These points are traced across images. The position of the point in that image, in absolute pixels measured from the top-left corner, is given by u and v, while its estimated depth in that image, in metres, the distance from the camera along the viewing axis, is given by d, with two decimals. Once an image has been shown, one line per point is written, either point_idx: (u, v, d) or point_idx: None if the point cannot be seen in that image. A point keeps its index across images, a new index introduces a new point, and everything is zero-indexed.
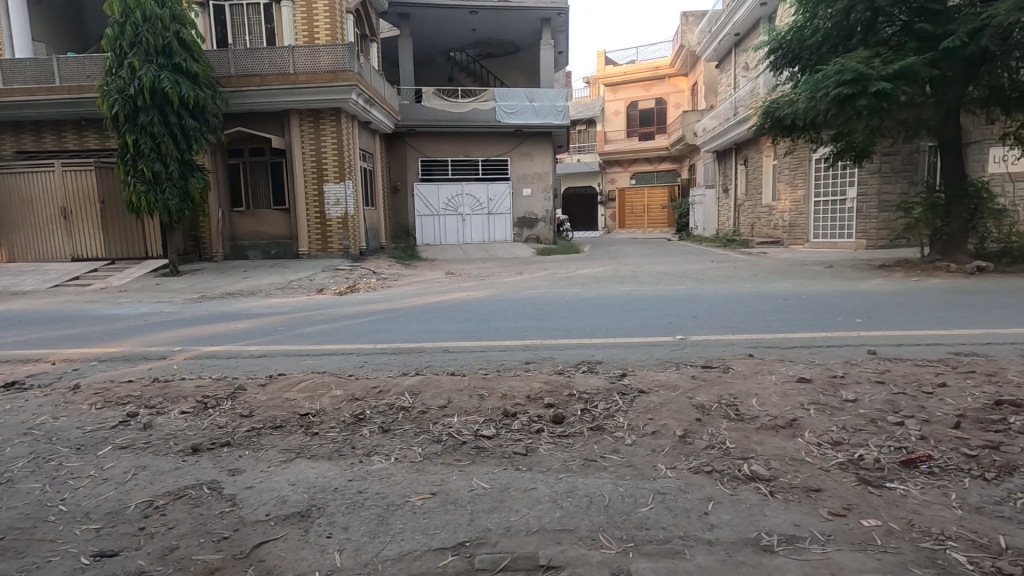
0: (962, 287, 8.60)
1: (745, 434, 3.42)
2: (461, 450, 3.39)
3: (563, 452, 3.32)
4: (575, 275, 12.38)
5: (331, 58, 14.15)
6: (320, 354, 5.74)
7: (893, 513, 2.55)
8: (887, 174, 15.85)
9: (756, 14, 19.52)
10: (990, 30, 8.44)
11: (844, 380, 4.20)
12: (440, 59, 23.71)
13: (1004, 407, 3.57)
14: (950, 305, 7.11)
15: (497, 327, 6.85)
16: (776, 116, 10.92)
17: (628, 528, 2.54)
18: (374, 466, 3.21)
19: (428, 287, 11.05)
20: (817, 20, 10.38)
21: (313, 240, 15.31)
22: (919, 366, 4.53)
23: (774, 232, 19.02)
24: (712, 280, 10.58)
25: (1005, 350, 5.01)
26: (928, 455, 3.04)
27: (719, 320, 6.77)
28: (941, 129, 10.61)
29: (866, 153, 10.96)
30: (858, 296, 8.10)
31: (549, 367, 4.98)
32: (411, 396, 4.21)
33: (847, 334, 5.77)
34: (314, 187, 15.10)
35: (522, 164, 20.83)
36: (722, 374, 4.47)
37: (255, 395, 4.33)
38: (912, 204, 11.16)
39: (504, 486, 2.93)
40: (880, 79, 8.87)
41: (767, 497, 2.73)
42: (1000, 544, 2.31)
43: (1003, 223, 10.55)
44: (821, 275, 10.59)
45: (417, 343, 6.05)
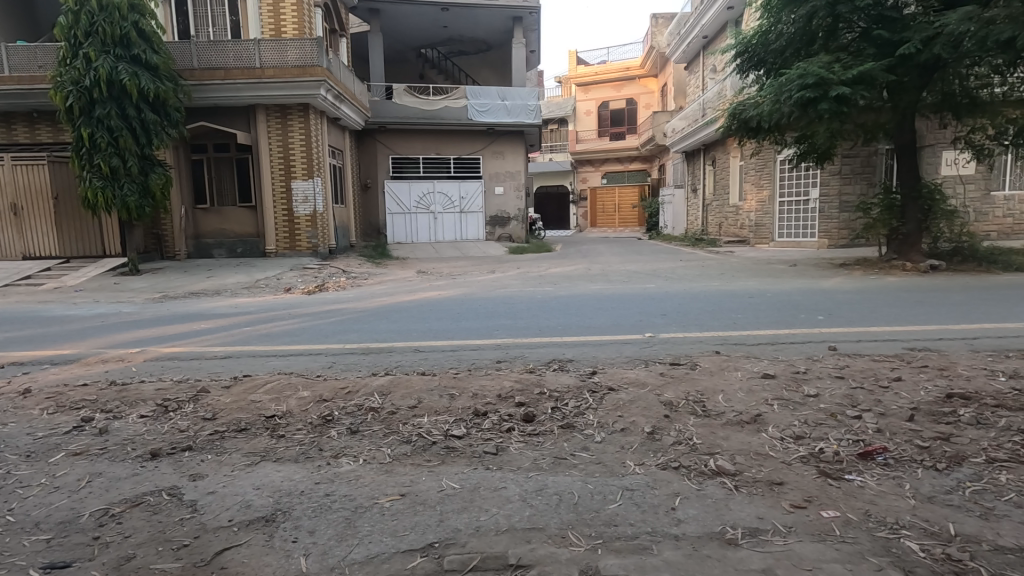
0: (917, 285, 8.92)
1: (711, 429, 3.49)
2: (431, 450, 3.37)
3: (533, 451, 3.33)
4: (546, 274, 12.45)
5: (299, 53, 13.85)
6: (287, 355, 5.63)
7: (851, 505, 2.64)
8: (847, 176, 16.33)
9: (723, 18, 19.91)
10: (942, 39, 8.74)
11: (806, 376, 4.33)
12: (411, 56, 23.52)
13: (954, 400, 3.73)
14: (905, 302, 7.41)
15: (469, 326, 6.82)
16: (742, 118, 11.16)
17: (597, 525, 2.56)
18: (342, 468, 3.16)
19: (400, 286, 10.92)
20: (781, 25, 10.70)
21: (280, 238, 14.99)
22: (876, 361, 4.69)
23: (740, 231, 19.49)
24: (681, 279, 10.76)
25: (957, 345, 5.23)
26: (884, 447, 3.16)
27: (688, 317, 6.90)
28: (898, 132, 11.01)
29: (827, 155, 11.34)
30: (821, 294, 8.34)
31: (520, 366, 4.98)
32: (381, 396, 4.17)
33: (809, 331, 5.95)
34: (281, 185, 14.76)
35: (494, 163, 20.81)
36: (690, 371, 4.55)
37: (218, 398, 4.21)
38: (870, 205, 11.58)
39: (473, 486, 2.92)
40: (841, 84, 9.12)
41: (732, 491, 2.79)
42: (950, 531, 2.41)
43: (954, 224, 11.02)
44: (785, 274, 10.88)
45: (387, 343, 6.00)
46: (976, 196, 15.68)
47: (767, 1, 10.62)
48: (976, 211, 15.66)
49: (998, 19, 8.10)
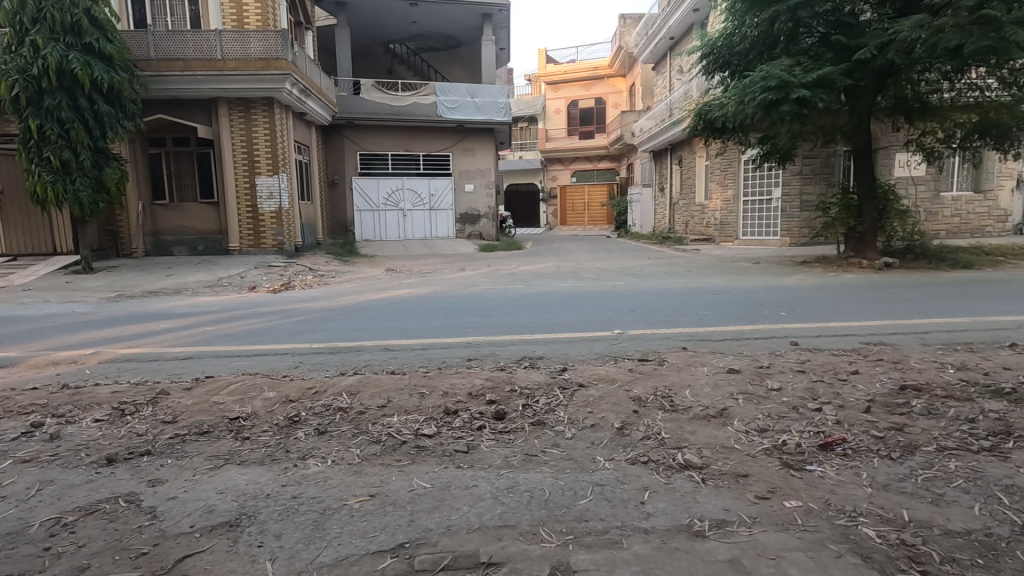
0: (873, 282, 9.28)
1: (678, 424, 3.55)
2: (401, 449, 3.33)
3: (504, 449, 3.33)
4: (517, 271, 12.46)
5: (263, 45, 13.47)
6: (251, 355, 5.48)
7: (812, 494, 2.72)
8: (807, 176, 16.85)
9: (689, 20, 20.26)
10: (896, 45, 9.08)
11: (770, 370, 4.45)
12: (379, 51, 23.22)
13: (907, 392, 3.90)
14: (862, 299, 7.69)
15: (439, 324, 6.77)
16: (708, 119, 11.41)
17: (568, 521, 2.58)
18: (310, 469, 3.10)
19: (368, 284, 10.75)
20: (746, 28, 10.97)
21: (244, 235, 14.60)
22: (835, 355, 4.87)
23: (706, 229, 19.91)
24: (650, 276, 10.91)
25: (909, 339, 5.47)
26: (842, 438, 3.27)
27: (656, 314, 7.02)
28: (855, 134, 11.39)
29: (788, 156, 11.68)
30: (783, 291, 8.59)
31: (491, 363, 4.98)
32: (349, 396, 4.10)
33: (773, 327, 6.10)
34: (244, 180, 14.36)
35: (464, 161, 20.72)
36: (658, 366, 4.63)
37: (178, 400, 4.07)
38: (829, 205, 11.98)
39: (444, 485, 2.90)
40: (801, 87, 9.39)
41: (699, 484, 2.85)
42: (904, 517, 2.51)
43: (906, 223, 11.51)
44: (748, 271, 11.15)
45: (356, 342, 5.91)
46: (927, 197, 16.41)
47: (732, 4, 10.86)
48: (927, 211, 16.38)
49: (947, 26, 8.46)
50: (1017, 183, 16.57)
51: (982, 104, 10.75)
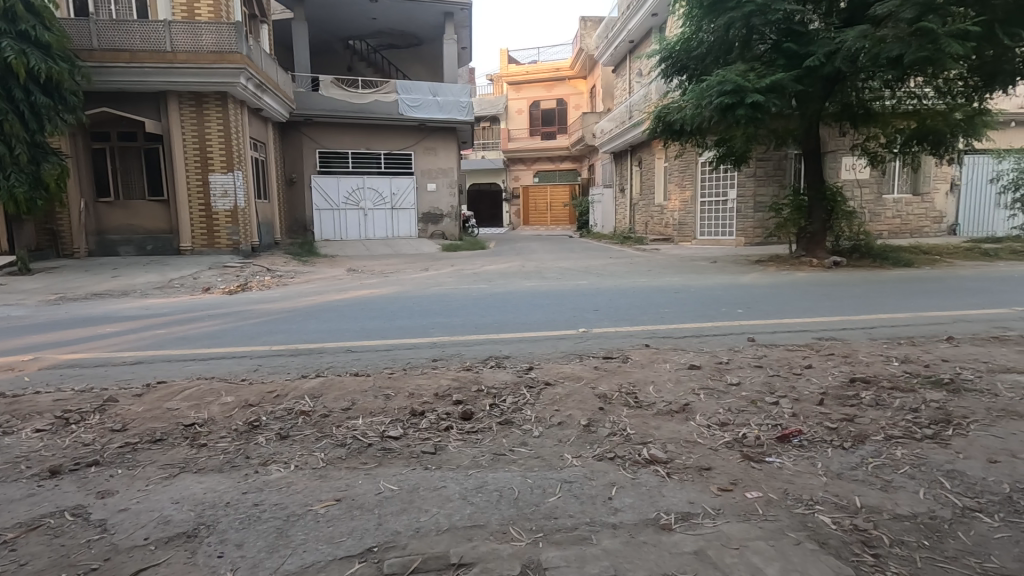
0: (824, 280, 9.71)
1: (643, 420, 3.62)
2: (367, 452, 3.27)
3: (472, 448, 3.31)
4: (482, 271, 12.44)
5: (215, 38, 13.00)
6: (208, 359, 5.28)
7: (772, 485, 2.82)
8: (761, 177, 17.43)
9: (648, 24, 20.68)
10: (842, 54, 9.51)
11: (729, 366, 4.59)
12: (338, 47, 22.79)
13: (857, 384, 4.09)
14: (814, 296, 8.02)
15: (404, 325, 6.69)
16: (666, 121, 11.67)
17: (538, 518, 2.59)
18: (272, 475, 3.01)
19: (329, 284, 10.53)
20: (702, 33, 11.27)
21: (197, 234, 14.04)
22: (790, 350, 5.06)
23: (665, 229, 20.37)
24: (612, 275, 11.07)
25: (857, 334, 5.74)
26: (799, 429, 3.40)
27: (619, 312, 7.14)
28: (805, 138, 11.84)
29: (744, 159, 12.05)
30: (739, 289, 8.87)
31: (457, 363, 4.95)
32: (312, 399, 4.00)
33: (731, 324, 6.31)
34: (197, 178, 13.83)
35: (426, 160, 20.55)
36: (622, 364, 4.70)
37: (129, 407, 3.89)
38: (781, 206, 12.44)
39: (412, 486, 2.87)
40: (755, 91, 9.68)
41: (665, 478, 2.91)
42: (857, 504, 2.63)
43: (852, 224, 12.06)
44: (706, 270, 11.46)
45: (318, 344, 5.77)
46: (870, 198, 17.25)
47: (689, 9, 11.14)
48: (871, 212, 17.23)
49: (888, 37, 8.84)
50: (951, 186, 17.63)
51: (920, 111, 11.36)
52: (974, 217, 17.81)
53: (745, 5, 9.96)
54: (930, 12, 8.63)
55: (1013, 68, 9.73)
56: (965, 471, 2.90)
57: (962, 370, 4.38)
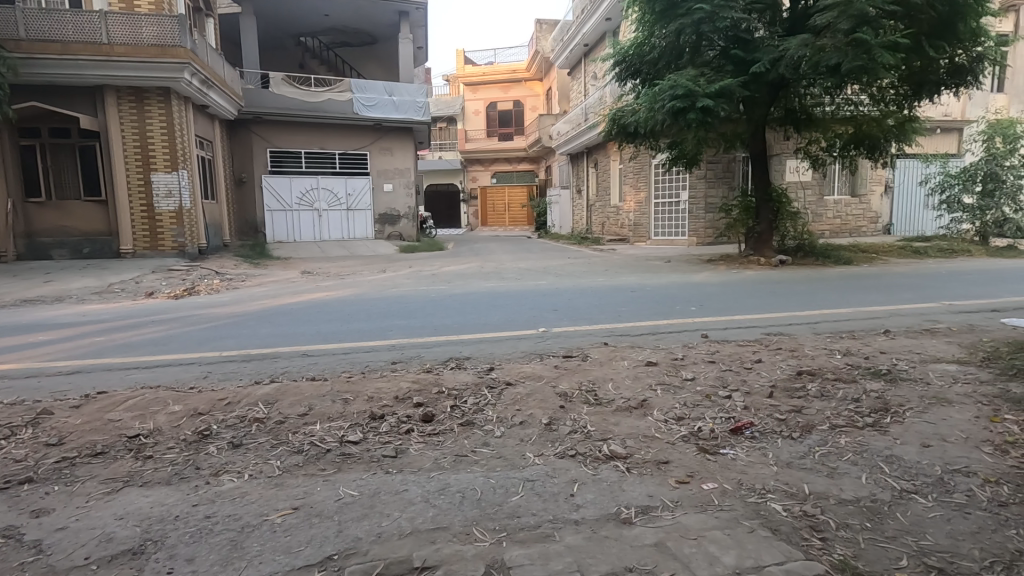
0: (770, 278, 10.14)
1: (603, 416, 3.68)
2: (325, 458, 3.20)
3: (434, 450, 3.29)
4: (440, 272, 12.34)
5: (156, 30, 12.43)
6: (153, 367, 5.04)
7: (727, 476, 2.92)
8: (711, 180, 17.95)
9: (602, 28, 21.03)
10: (784, 62, 9.94)
11: (684, 362, 4.72)
12: (289, 43, 22.20)
13: (803, 376, 4.29)
14: (763, 293, 8.35)
15: (362, 327, 6.57)
16: (620, 123, 11.90)
17: (501, 518, 2.59)
18: (225, 486, 2.89)
19: (282, 288, 10.24)
20: (655, 39, 11.54)
21: (138, 237, 13.36)
22: (741, 346, 5.24)
23: (621, 230, 20.76)
24: (571, 275, 11.21)
25: (804, 329, 6.02)
26: (750, 422, 3.53)
27: (577, 311, 7.25)
28: (752, 142, 12.28)
29: (695, 161, 12.40)
30: (693, 287, 9.11)
31: (417, 365, 4.90)
32: (266, 406, 3.87)
33: (685, 321, 6.49)
34: (138, 177, 13.17)
35: (382, 160, 20.26)
36: (582, 362, 4.77)
37: (65, 420, 3.66)
38: (731, 207, 12.87)
39: (374, 491, 2.82)
40: (704, 96, 10.01)
41: (624, 473, 2.97)
42: (805, 491, 2.75)
43: (797, 224, 12.62)
44: (661, 270, 11.72)
45: (272, 349, 5.60)
46: (812, 200, 18.06)
47: (642, 14, 11.40)
48: (813, 212, 18.06)
49: (828, 46, 9.27)
50: (885, 189, 18.71)
51: (856, 117, 11.96)
52: (905, 217, 18.94)
53: (695, 12, 10.23)
54: (863, 24, 9.10)
55: (938, 79, 10.70)
56: (901, 456, 3.08)
57: (897, 361, 4.65)
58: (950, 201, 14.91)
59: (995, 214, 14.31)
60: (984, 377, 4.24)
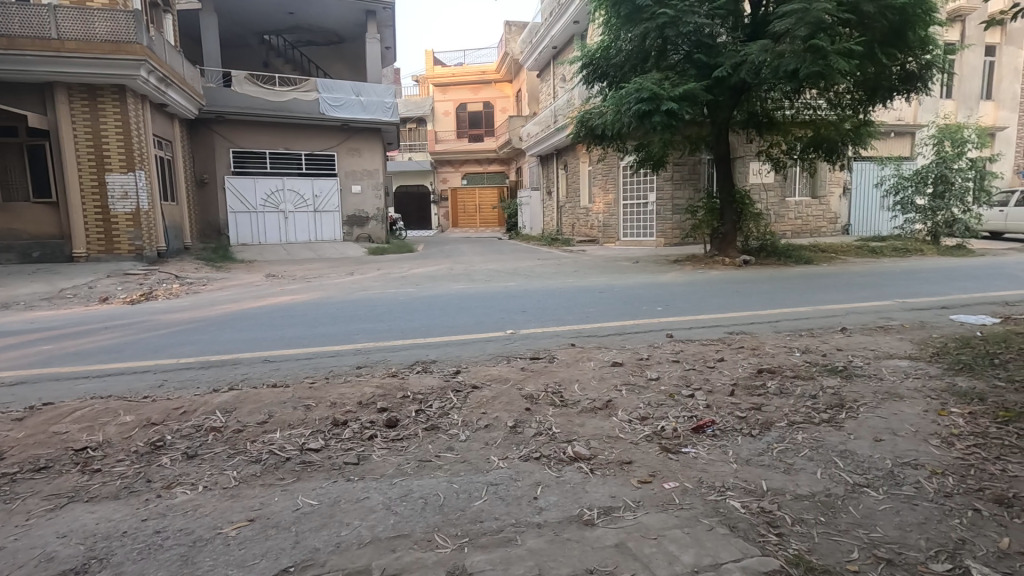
0: (733, 277, 10.39)
1: (569, 418, 3.69)
2: (284, 467, 3.12)
3: (397, 456, 3.24)
4: (409, 274, 12.24)
5: (110, 25, 11.99)
6: (104, 376, 4.84)
7: (687, 474, 2.96)
8: (677, 181, 18.22)
9: (570, 31, 21.21)
10: (746, 67, 10.20)
11: (650, 362, 4.78)
12: (253, 41, 21.69)
13: (764, 374, 4.39)
14: (727, 293, 8.52)
15: (328, 332, 6.45)
16: (588, 126, 12.01)
17: (463, 523, 2.57)
18: (177, 499, 2.79)
19: (245, 291, 10.00)
20: (621, 42, 11.67)
21: (92, 240, 12.84)
22: (705, 345, 5.33)
23: (591, 231, 20.95)
24: (540, 277, 11.23)
25: (765, 327, 6.16)
26: (712, 420, 3.58)
27: (545, 312, 7.28)
28: (716, 145, 12.53)
29: (661, 163, 12.56)
30: (660, 287, 9.26)
31: (382, 370, 4.83)
32: (223, 414, 3.75)
33: (652, 321, 6.58)
34: (91, 178, 12.66)
35: (350, 161, 19.98)
36: (549, 364, 4.78)
37: (6, 434, 3.48)
38: (696, 208, 13.11)
39: (333, 500, 2.76)
40: (669, 99, 10.17)
41: (588, 475, 2.98)
42: (763, 487, 2.81)
43: (760, 225, 12.95)
44: (629, 270, 11.86)
45: (232, 355, 5.45)
46: (775, 201, 18.54)
47: (608, 18, 11.54)
48: (775, 214, 18.55)
49: (787, 52, 9.51)
50: (843, 190, 19.35)
51: (816, 121, 12.25)
52: (862, 218, 19.63)
53: (659, 16, 10.40)
54: (820, 31, 9.34)
55: (891, 84, 11.12)
56: (855, 451, 3.17)
57: (853, 358, 4.80)
58: (903, 202, 15.48)
59: (946, 215, 14.94)
60: (933, 372, 4.42)
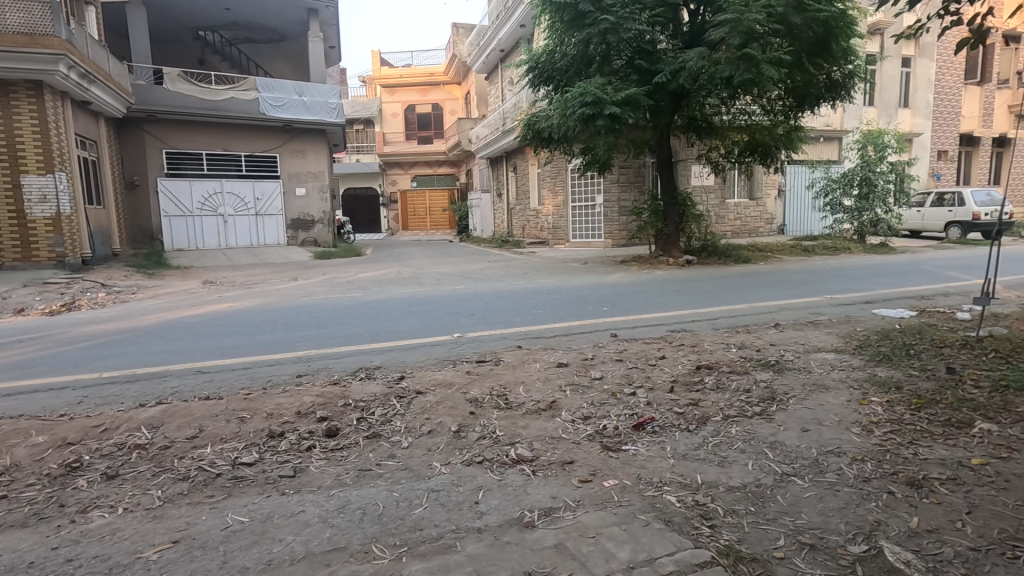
0: (675, 277, 10.70)
1: (512, 420, 3.70)
2: (214, 483, 2.97)
3: (335, 466, 3.15)
4: (356, 278, 11.97)
5: (24, 17, 11.18)
6: (15, 395, 4.47)
7: (627, 471, 3.02)
8: (624, 183, 18.63)
9: (517, 34, 21.36)
10: (684, 73, 10.52)
11: (594, 361, 4.84)
12: (187, 37, 20.77)
13: (701, 370, 4.54)
14: (669, 292, 8.76)
15: (269, 340, 6.22)
16: (535, 128, 12.09)
17: (402, 532, 2.52)
18: (93, 523, 2.61)
19: (180, 299, 9.52)
20: (565, 47, 11.85)
21: (6, 247, 11.90)
22: (648, 343, 5.46)
23: (541, 232, 21.16)
24: (489, 279, 11.23)
25: (704, 325, 6.39)
26: (652, 417, 3.67)
27: (493, 315, 7.28)
28: (658, 148, 12.90)
29: (607, 166, 12.82)
30: (606, 288, 9.44)
31: (323, 378, 4.68)
32: (149, 430, 3.54)
33: (598, 321, 6.68)
34: (3, 180, 11.74)
35: (294, 163, 19.39)
36: (495, 366, 4.77)
37: None
38: (641, 210, 13.42)
39: (266, 515, 2.65)
40: (612, 104, 10.41)
41: (530, 476, 2.99)
42: (697, 481, 2.89)
43: (701, 226, 13.44)
44: (578, 271, 12.02)
45: (161, 367, 5.16)
46: (715, 203, 19.28)
47: (553, 22, 11.71)
48: (716, 215, 19.29)
49: (723, 60, 9.90)
50: (778, 192, 20.32)
51: (751, 126, 12.82)
52: (796, 219, 20.67)
53: (601, 22, 10.67)
54: (752, 41, 9.75)
55: (818, 92, 11.78)
56: (784, 441, 3.32)
57: (785, 352, 5.04)
58: (833, 204, 16.37)
59: (870, 215, 15.90)
60: (856, 363, 4.68)
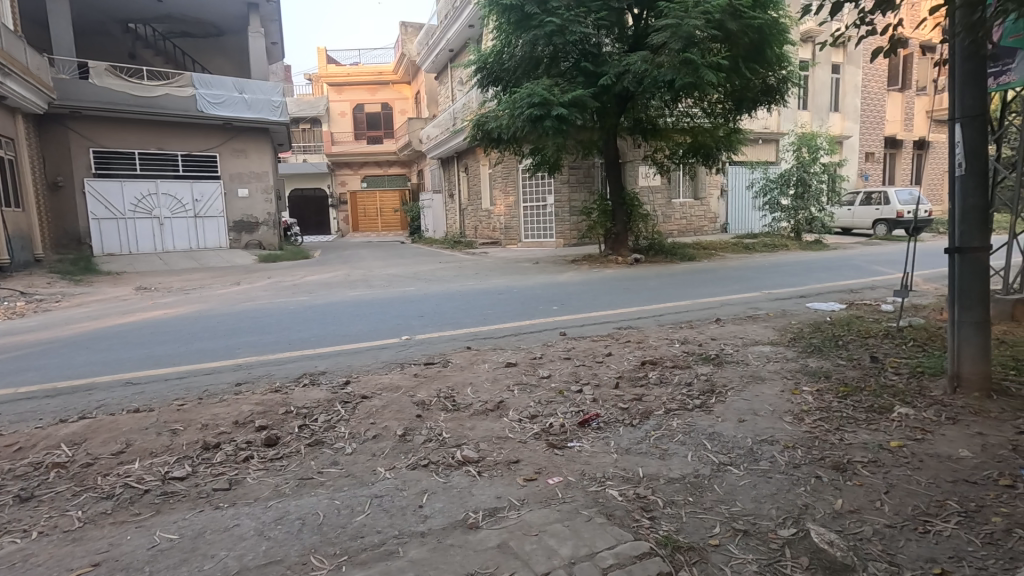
0: (623, 275, 10.89)
1: (459, 421, 3.68)
2: (142, 500, 2.82)
3: (274, 476, 3.05)
4: (303, 282, 11.64)
5: None
6: None
7: (571, 468, 3.05)
8: (574, 184, 18.90)
9: (465, 35, 21.28)
10: (629, 76, 10.71)
11: (542, 360, 4.88)
12: (115, 30, 19.64)
13: (646, 366, 4.64)
14: (617, 290, 8.92)
15: (207, 347, 5.94)
16: (484, 129, 12.03)
17: (343, 541, 2.46)
18: (2, 551, 2.42)
19: (111, 307, 8.98)
20: (513, 48, 11.85)
21: None
22: (595, 341, 5.54)
23: (493, 233, 21.17)
24: (440, 280, 11.14)
25: (649, 321, 6.55)
26: (597, 413, 3.73)
27: (443, 316, 7.21)
28: (605, 149, 13.12)
29: (557, 167, 13.01)
30: (556, 287, 9.53)
31: (264, 386, 4.51)
32: (69, 448, 3.32)
33: (546, 321, 6.73)
34: None
35: (235, 163, 18.65)
36: (443, 368, 4.73)
37: None
38: (590, 210, 13.60)
39: (197, 532, 2.53)
40: (559, 105, 10.54)
41: (475, 477, 2.98)
42: (639, 474, 2.96)
43: (648, 225, 13.77)
44: (530, 271, 12.08)
45: (86, 380, 4.83)
46: (661, 203, 19.82)
47: (500, 22, 11.71)
48: (662, 214, 19.83)
49: (665, 63, 10.15)
50: (721, 192, 21.08)
51: (693, 128, 13.21)
52: (738, 218, 21.50)
53: (547, 25, 10.77)
54: (692, 46, 10.04)
55: (754, 95, 12.28)
56: (722, 432, 3.44)
57: (725, 346, 5.22)
58: (771, 203, 17.13)
59: (805, 214, 16.68)
60: (790, 355, 4.91)
